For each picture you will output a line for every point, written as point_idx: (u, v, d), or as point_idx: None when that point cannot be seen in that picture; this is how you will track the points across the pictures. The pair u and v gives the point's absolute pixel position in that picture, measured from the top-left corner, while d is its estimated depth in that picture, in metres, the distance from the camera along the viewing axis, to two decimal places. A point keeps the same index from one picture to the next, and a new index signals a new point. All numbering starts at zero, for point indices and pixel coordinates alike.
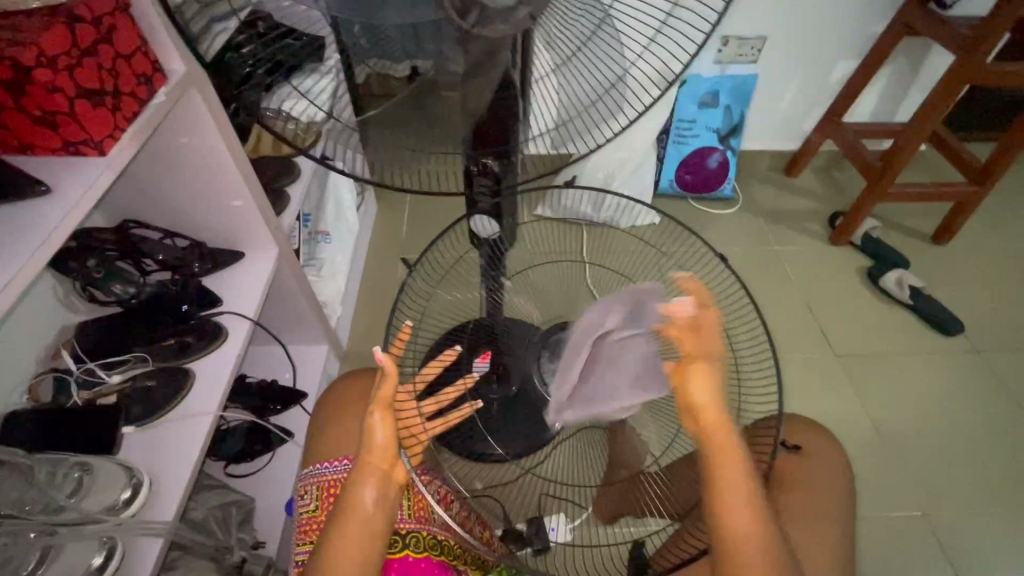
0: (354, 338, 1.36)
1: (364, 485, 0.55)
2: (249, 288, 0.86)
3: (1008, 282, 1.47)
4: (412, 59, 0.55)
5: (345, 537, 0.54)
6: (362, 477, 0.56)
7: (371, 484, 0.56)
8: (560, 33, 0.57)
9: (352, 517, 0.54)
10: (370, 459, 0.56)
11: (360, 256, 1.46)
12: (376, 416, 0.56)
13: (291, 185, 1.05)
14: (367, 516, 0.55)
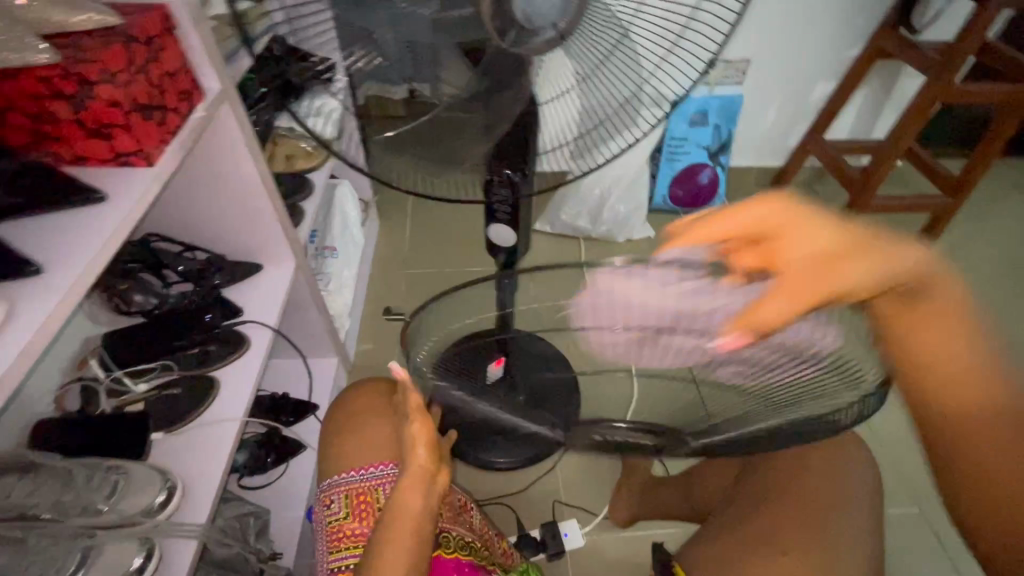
0: (360, 351, 1.37)
1: (411, 486, 0.62)
2: (269, 299, 0.88)
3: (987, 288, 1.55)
4: (409, 83, 0.59)
5: (400, 536, 0.58)
6: (409, 480, 0.62)
7: (419, 488, 0.62)
8: (581, 52, 0.61)
9: (405, 516, 0.59)
10: (415, 463, 0.63)
11: (365, 271, 1.48)
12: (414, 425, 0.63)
13: (305, 201, 1.08)
14: (417, 515, 0.60)
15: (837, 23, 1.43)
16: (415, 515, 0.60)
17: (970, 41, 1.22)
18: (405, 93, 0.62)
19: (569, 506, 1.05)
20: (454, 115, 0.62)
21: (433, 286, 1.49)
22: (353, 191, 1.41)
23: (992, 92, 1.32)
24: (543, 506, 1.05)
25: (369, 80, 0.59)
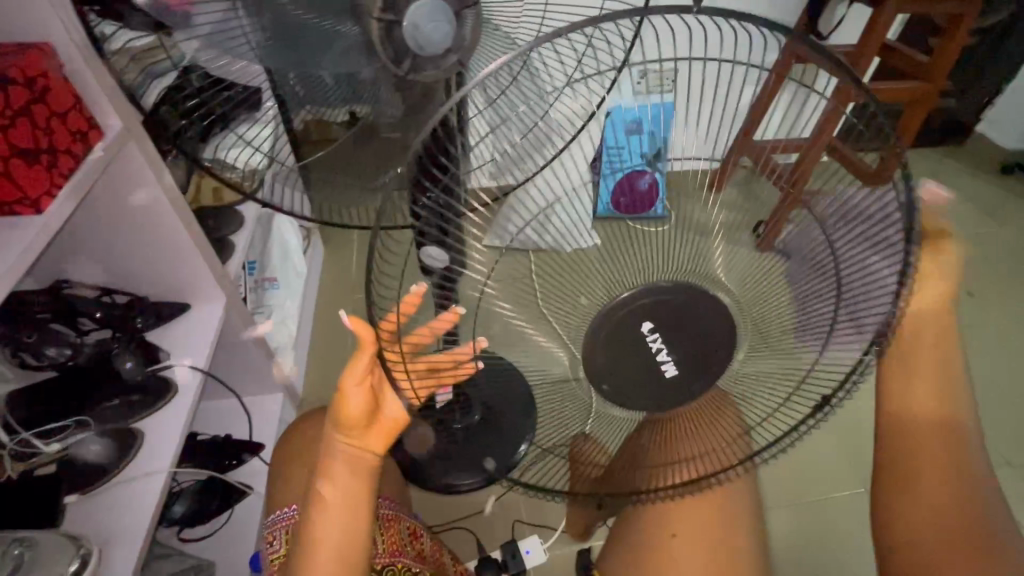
0: (308, 383, 1.33)
1: (337, 462, 0.61)
2: (195, 339, 0.85)
3: None
4: (348, 104, 0.61)
5: (327, 514, 0.60)
6: (337, 453, 0.61)
7: (349, 461, 0.61)
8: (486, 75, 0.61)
9: (332, 497, 0.60)
10: (344, 433, 0.60)
11: (310, 300, 1.45)
12: (349, 387, 0.58)
13: (235, 233, 1.04)
14: (346, 497, 0.60)
15: (754, 29, 1.51)
16: (338, 497, 0.60)
17: (870, 44, 1.31)
18: (346, 117, 0.63)
19: (531, 524, 1.04)
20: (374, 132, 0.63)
21: None
22: (291, 219, 1.38)
23: (896, 91, 1.42)
24: (503, 524, 1.05)
25: (306, 107, 0.61)
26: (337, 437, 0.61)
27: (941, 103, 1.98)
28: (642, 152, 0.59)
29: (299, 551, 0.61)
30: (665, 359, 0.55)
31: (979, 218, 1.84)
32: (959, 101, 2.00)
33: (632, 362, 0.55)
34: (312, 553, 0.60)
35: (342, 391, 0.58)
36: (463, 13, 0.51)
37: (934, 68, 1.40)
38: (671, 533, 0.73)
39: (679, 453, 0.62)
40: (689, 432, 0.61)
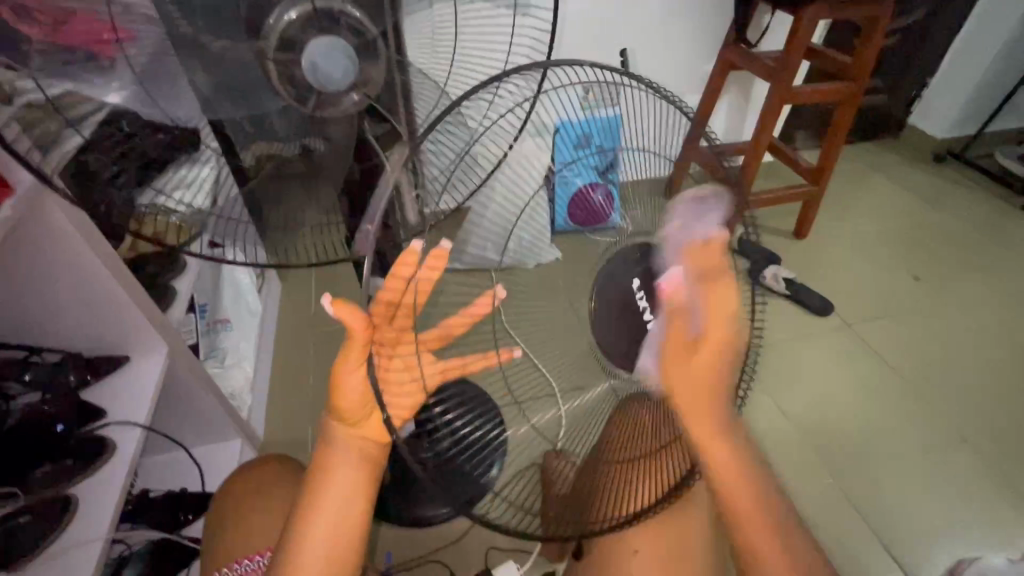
0: (270, 427, 1.28)
1: (339, 455, 0.50)
2: (137, 392, 0.82)
3: (863, 264, 1.70)
4: (300, 138, 0.59)
5: (322, 511, 0.49)
6: (335, 443, 0.51)
7: (353, 453, 0.50)
8: (414, 99, 0.62)
9: (329, 495, 0.49)
10: (341, 420, 0.51)
11: (268, 339, 1.42)
12: (344, 371, 0.49)
13: (177, 279, 1.01)
14: (347, 490, 0.50)
15: (689, 41, 1.56)
16: (338, 493, 0.50)
17: (796, 50, 1.36)
18: (297, 149, 0.61)
19: (506, 550, 1.02)
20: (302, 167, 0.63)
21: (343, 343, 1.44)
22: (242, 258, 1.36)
23: (825, 92, 1.48)
24: (475, 555, 1.02)
25: (255, 140, 0.59)
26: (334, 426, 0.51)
27: (872, 101, 2.08)
28: (595, 165, 0.60)
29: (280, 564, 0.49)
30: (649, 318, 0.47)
31: (919, 206, 1.93)
32: (890, 98, 2.10)
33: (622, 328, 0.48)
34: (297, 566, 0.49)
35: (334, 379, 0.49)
36: (373, 45, 0.52)
37: (858, 69, 1.47)
38: (633, 547, 0.71)
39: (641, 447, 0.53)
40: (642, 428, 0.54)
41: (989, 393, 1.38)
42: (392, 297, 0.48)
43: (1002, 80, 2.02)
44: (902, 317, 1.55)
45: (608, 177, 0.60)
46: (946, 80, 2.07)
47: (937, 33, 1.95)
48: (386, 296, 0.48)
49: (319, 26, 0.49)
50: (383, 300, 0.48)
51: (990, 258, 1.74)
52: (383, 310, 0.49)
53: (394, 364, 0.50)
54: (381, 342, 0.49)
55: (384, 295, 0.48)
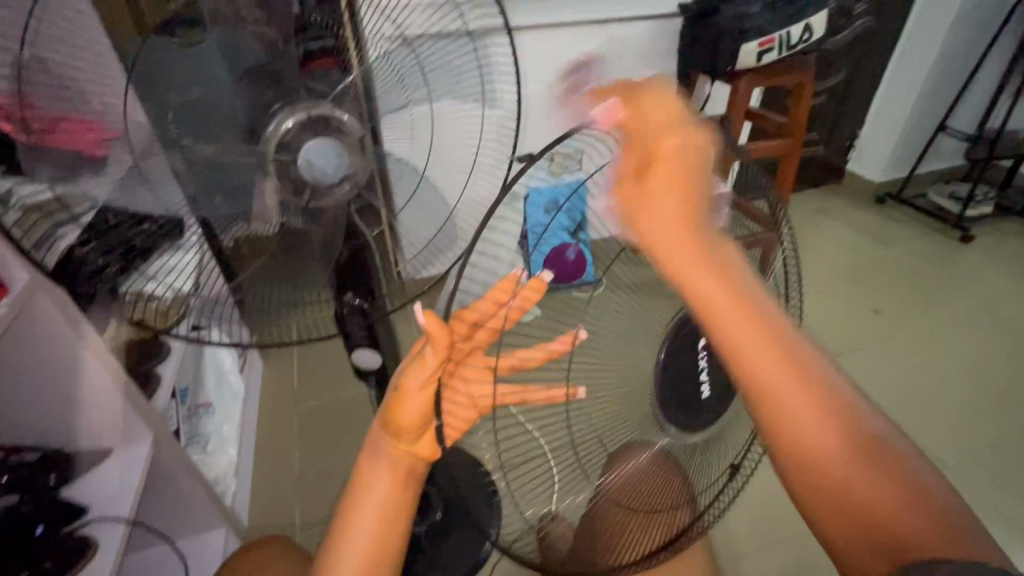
0: (254, 512, 1.24)
1: (377, 474, 0.48)
2: (120, 485, 0.80)
3: (825, 300, 1.80)
4: (283, 217, 0.61)
5: (351, 537, 0.47)
6: (381, 456, 0.49)
7: (393, 473, 0.48)
8: (393, 186, 0.68)
9: (360, 522, 0.47)
10: (395, 437, 0.47)
11: (251, 419, 1.39)
12: (409, 389, 0.45)
13: (161, 364, 1.02)
14: (376, 520, 0.47)
15: None
16: (368, 523, 0.47)
17: (736, 115, 1.51)
18: (275, 229, 0.62)
19: None
20: (294, 252, 0.66)
21: (328, 417, 1.43)
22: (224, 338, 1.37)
23: (767, 147, 1.62)
24: None
25: (236, 223, 0.60)
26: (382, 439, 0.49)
27: (812, 151, 2.28)
28: (566, 225, 0.51)
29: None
30: (705, 379, 0.49)
31: (867, 244, 2.07)
32: (826, 148, 2.31)
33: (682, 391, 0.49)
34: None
35: (399, 391, 0.46)
36: (362, 140, 0.58)
37: (792, 127, 1.63)
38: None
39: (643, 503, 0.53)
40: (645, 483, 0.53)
41: (959, 416, 1.44)
42: (477, 318, 0.46)
43: (922, 127, 2.25)
44: (868, 350, 1.62)
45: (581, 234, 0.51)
46: (872, 131, 2.30)
47: (857, 92, 2.19)
48: (469, 315, 0.46)
49: (313, 129, 0.56)
50: (467, 319, 0.45)
51: (938, 288, 1.87)
52: (463, 328, 0.45)
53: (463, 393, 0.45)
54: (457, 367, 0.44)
55: (469, 313, 0.46)
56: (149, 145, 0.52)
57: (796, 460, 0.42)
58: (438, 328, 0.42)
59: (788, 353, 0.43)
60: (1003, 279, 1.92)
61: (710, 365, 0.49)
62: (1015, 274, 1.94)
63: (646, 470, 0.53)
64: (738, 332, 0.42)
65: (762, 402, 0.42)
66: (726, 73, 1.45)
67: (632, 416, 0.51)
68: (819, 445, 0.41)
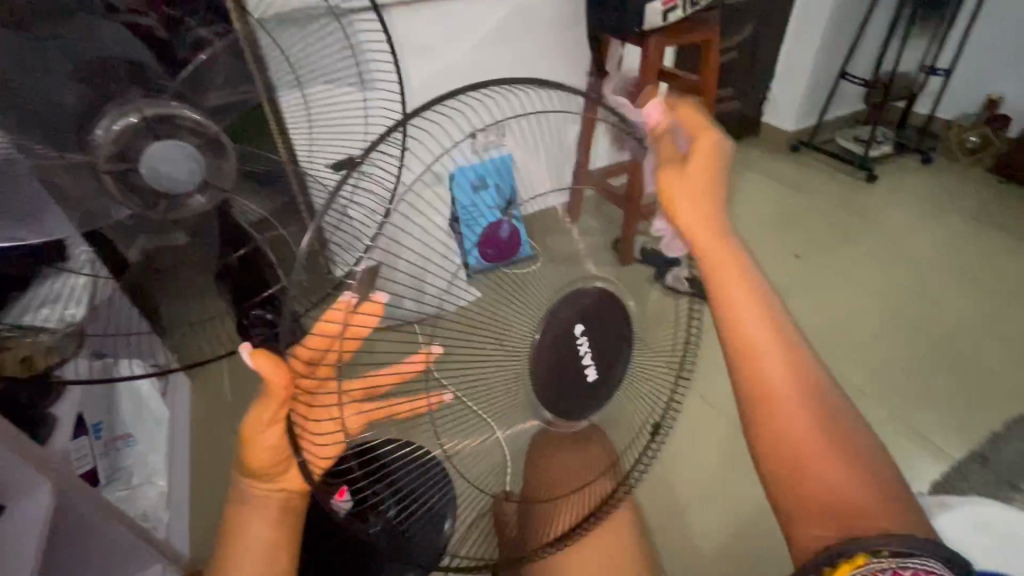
0: (195, 540, 1.17)
1: (253, 518, 0.55)
2: (18, 543, 0.73)
3: (750, 250, 1.88)
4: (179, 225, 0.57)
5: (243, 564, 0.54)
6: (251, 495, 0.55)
7: (264, 512, 0.55)
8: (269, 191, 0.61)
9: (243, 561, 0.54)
10: (258, 476, 0.54)
11: (182, 444, 1.31)
12: (260, 433, 0.52)
13: (55, 404, 0.92)
14: (261, 553, 0.54)
15: None
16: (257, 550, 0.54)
17: (650, 76, 1.51)
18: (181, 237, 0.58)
19: None
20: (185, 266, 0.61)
21: None
22: None
23: (683, 107, 1.64)
24: None
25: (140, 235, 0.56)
26: (249, 482, 0.55)
27: (729, 107, 2.33)
28: (495, 203, 0.47)
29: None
30: (587, 362, 0.48)
31: (785, 192, 2.17)
32: (742, 102, 2.37)
33: (554, 375, 0.47)
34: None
35: (249, 432, 0.51)
36: (221, 136, 0.52)
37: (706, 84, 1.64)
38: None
39: (567, 487, 0.55)
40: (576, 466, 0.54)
41: (877, 345, 1.55)
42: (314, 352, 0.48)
43: (826, 75, 2.35)
44: (791, 293, 1.71)
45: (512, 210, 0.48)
46: (782, 82, 2.38)
47: (765, 45, 2.25)
48: (307, 352, 0.48)
49: (157, 131, 0.49)
50: (303, 356, 0.48)
51: (849, 228, 1.99)
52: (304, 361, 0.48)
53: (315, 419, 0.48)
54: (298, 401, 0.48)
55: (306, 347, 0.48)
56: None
57: (776, 443, 0.52)
58: (267, 370, 0.47)
59: (795, 365, 0.54)
60: (905, 213, 2.06)
61: (592, 350, 0.48)
62: (914, 208, 2.09)
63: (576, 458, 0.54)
64: (749, 326, 0.54)
65: (749, 369, 0.54)
66: (635, 35, 1.44)
67: (510, 392, 0.49)
68: (797, 435, 0.52)
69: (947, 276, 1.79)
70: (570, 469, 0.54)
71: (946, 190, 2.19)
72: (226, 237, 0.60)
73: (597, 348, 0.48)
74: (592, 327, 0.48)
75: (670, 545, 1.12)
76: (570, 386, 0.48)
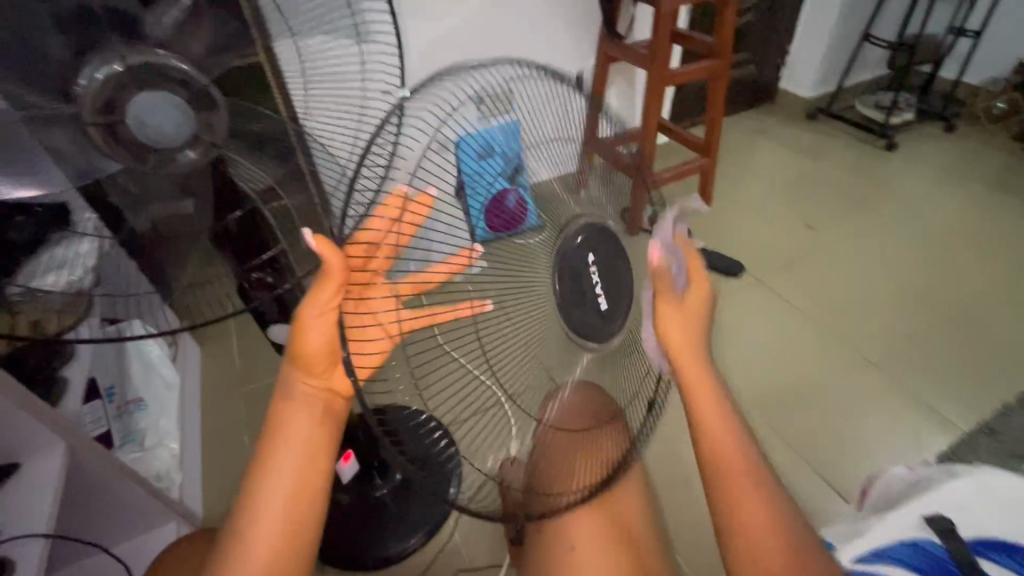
0: (208, 500, 1.20)
1: (297, 412, 0.47)
2: (34, 501, 0.75)
3: (762, 221, 1.84)
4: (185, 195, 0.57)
5: (280, 467, 0.46)
6: (297, 387, 0.47)
7: (311, 409, 0.48)
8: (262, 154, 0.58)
9: (281, 471, 0.46)
10: (303, 369, 0.47)
11: (192, 408, 1.33)
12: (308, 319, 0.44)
13: (65, 367, 0.94)
14: (301, 461, 0.47)
15: (567, 40, 1.61)
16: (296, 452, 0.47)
17: (662, 38, 1.44)
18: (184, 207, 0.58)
19: (473, 569, 1.02)
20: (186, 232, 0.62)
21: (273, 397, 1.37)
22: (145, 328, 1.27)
23: (697, 71, 1.57)
24: None
25: (151, 204, 0.56)
26: (294, 377, 0.47)
27: (745, 72, 2.25)
28: (501, 171, 0.49)
29: (231, 531, 0.46)
30: (598, 291, 0.46)
31: (801, 161, 2.11)
32: (758, 67, 2.29)
33: (576, 306, 0.45)
34: (248, 547, 0.45)
35: (298, 322, 0.44)
36: (210, 89, 0.50)
37: (720, 46, 1.58)
38: (570, 546, 0.67)
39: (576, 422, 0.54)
40: (580, 413, 0.54)
41: (893, 318, 1.51)
42: (373, 240, 0.48)
43: (848, 38, 2.25)
44: (802, 264, 1.68)
45: (517, 179, 0.49)
46: (801, 46, 2.29)
47: (785, 6, 2.15)
48: (367, 238, 0.48)
49: (142, 82, 0.46)
50: (363, 241, 0.48)
51: (866, 198, 1.94)
52: (368, 244, 0.48)
53: (366, 311, 0.46)
54: (354, 288, 0.44)
55: (366, 236, 0.48)
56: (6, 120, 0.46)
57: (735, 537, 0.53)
58: (330, 252, 0.41)
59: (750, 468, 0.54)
60: (925, 183, 2.00)
61: (603, 281, 0.46)
62: (935, 177, 2.02)
63: (578, 405, 0.54)
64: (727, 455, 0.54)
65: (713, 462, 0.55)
66: None
67: (537, 330, 0.47)
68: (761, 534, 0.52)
69: (966, 246, 1.74)
70: (575, 407, 0.54)
71: (969, 159, 2.11)
72: (216, 196, 0.58)
73: (605, 275, 0.46)
74: (602, 254, 0.46)
75: (671, 511, 1.13)
76: (586, 324, 0.46)
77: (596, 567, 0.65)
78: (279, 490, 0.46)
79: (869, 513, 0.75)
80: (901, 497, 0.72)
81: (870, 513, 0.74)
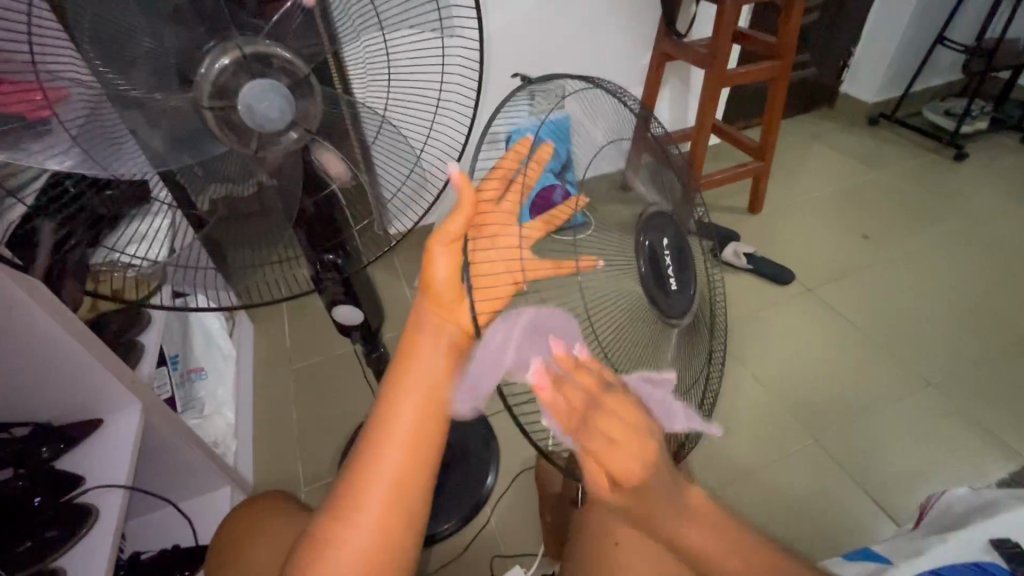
0: (258, 468, 1.26)
1: (424, 338, 0.42)
2: (114, 455, 0.82)
3: (815, 228, 1.79)
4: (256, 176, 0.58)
5: (403, 405, 0.41)
6: (423, 324, 0.43)
7: (439, 339, 0.42)
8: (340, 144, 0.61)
9: (406, 402, 0.41)
10: (431, 300, 0.43)
11: (246, 381, 1.40)
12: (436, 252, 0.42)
13: (142, 333, 1.01)
14: (426, 396, 0.41)
15: (625, 38, 1.60)
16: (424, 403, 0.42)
17: (723, 38, 1.41)
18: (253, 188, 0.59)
19: (511, 556, 1.04)
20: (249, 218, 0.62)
21: (322, 376, 1.43)
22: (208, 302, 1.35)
23: (758, 71, 1.53)
24: (480, 563, 1.04)
25: (213, 181, 0.57)
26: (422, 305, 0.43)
27: (806, 75, 2.18)
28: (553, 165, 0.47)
29: (349, 462, 0.42)
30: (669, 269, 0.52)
31: (861, 169, 2.03)
32: (819, 70, 2.21)
33: (651, 276, 0.51)
34: (369, 477, 0.40)
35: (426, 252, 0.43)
36: (308, 79, 0.54)
37: (784, 46, 1.53)
38: (616, 539, 0.67)
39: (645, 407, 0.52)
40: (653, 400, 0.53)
41: (955, 337, 1.44)
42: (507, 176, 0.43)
43: (919, 42, 2.15)
44: (857, 276, 1.62)
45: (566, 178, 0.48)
46: (868, 48, 2.20)
47: (853, 6, 2.06)
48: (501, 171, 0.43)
49: (251, 71, 0.50)
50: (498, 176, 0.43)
51: (930, 210, 1.85)
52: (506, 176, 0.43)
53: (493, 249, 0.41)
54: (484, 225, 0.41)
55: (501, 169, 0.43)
56: (100, 103, 0.47)
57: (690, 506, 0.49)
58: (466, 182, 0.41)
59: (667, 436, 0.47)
60: (997, 196, 1.89)
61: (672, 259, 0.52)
62: (1007, 191, 1.91)
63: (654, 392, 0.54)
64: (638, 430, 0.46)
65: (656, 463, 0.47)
66: None
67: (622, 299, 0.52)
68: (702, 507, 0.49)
69: None
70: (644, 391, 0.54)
71: None
72: (304, 180, 0.62)
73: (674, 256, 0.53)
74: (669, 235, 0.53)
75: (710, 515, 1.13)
76: (659, 292, 0.51)
77: (638, 558, 0.65)
78: (404, 423, 0.41)
79: (927, 532, 0.72)
80: (962, 520, 0.70)
81: (929, 533, 0.72)
